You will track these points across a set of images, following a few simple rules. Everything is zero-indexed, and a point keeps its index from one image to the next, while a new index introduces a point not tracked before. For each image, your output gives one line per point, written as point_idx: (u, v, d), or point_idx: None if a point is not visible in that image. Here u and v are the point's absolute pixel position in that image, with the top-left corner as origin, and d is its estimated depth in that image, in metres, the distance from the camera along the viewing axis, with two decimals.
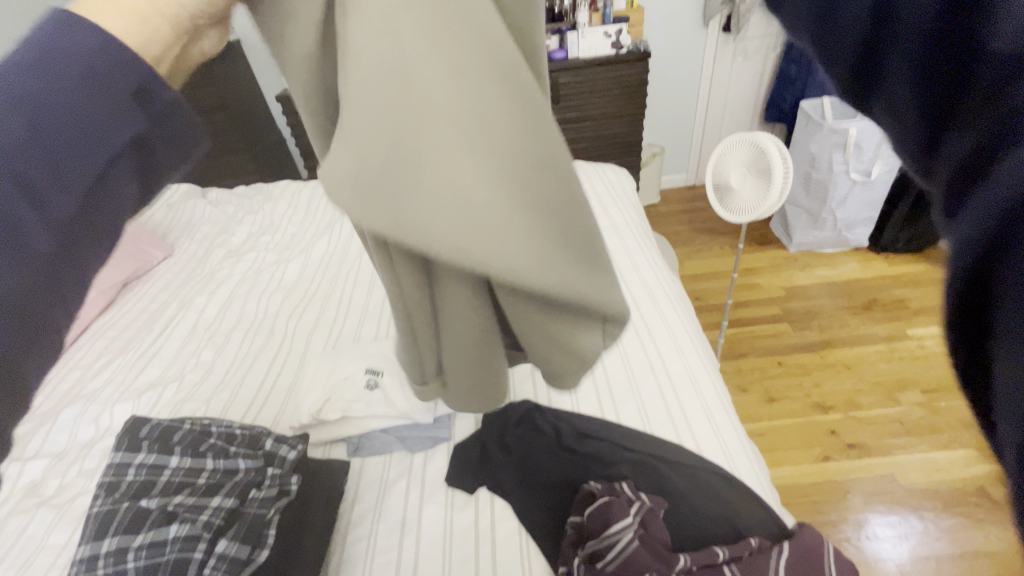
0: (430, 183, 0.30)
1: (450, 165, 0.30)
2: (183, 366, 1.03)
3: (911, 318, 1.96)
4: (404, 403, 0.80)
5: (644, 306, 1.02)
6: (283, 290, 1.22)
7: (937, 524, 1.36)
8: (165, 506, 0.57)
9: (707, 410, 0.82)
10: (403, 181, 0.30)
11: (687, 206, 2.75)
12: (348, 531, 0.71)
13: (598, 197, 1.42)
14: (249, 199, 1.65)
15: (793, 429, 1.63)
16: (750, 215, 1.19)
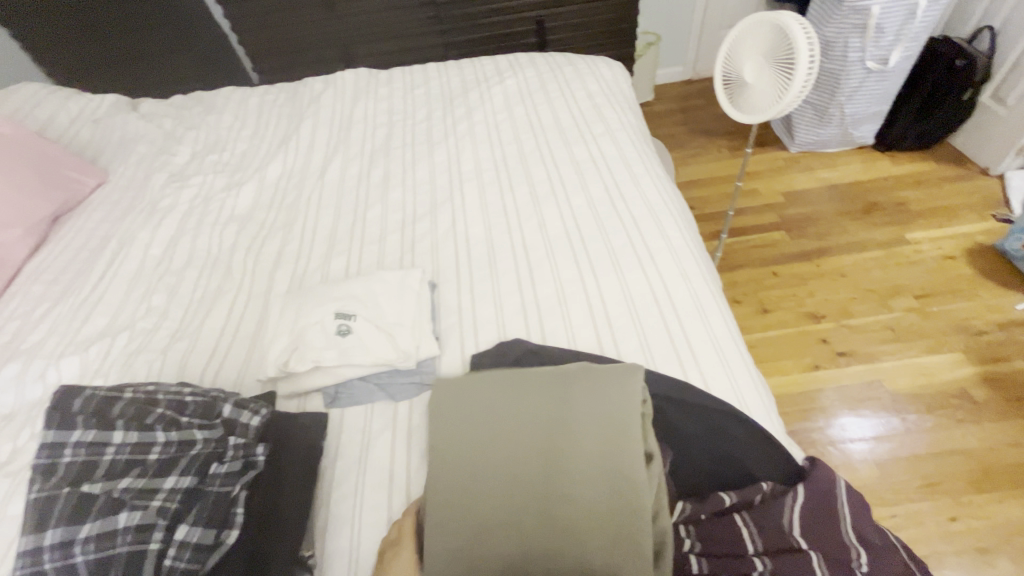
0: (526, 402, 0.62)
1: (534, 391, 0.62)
2: (134, 313, 0.92)
3: (911, 221, 1.89)
4: (382, 349, 0.73)
5: (646, 227, 0.92)
6: (238, 221, 1.07)
7: (919, 424, 1.40)
8: (112, 491, 0.50)
9: (715, 343, 0.76)
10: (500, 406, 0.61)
11: (683, 106, 2.53)
12: (331, 490, 0.66)
13: (591, 98, 1.24)
14: (188, 111, 1.43)
15: (784, 340, 1.62)
16: (765, 116, 1.05)
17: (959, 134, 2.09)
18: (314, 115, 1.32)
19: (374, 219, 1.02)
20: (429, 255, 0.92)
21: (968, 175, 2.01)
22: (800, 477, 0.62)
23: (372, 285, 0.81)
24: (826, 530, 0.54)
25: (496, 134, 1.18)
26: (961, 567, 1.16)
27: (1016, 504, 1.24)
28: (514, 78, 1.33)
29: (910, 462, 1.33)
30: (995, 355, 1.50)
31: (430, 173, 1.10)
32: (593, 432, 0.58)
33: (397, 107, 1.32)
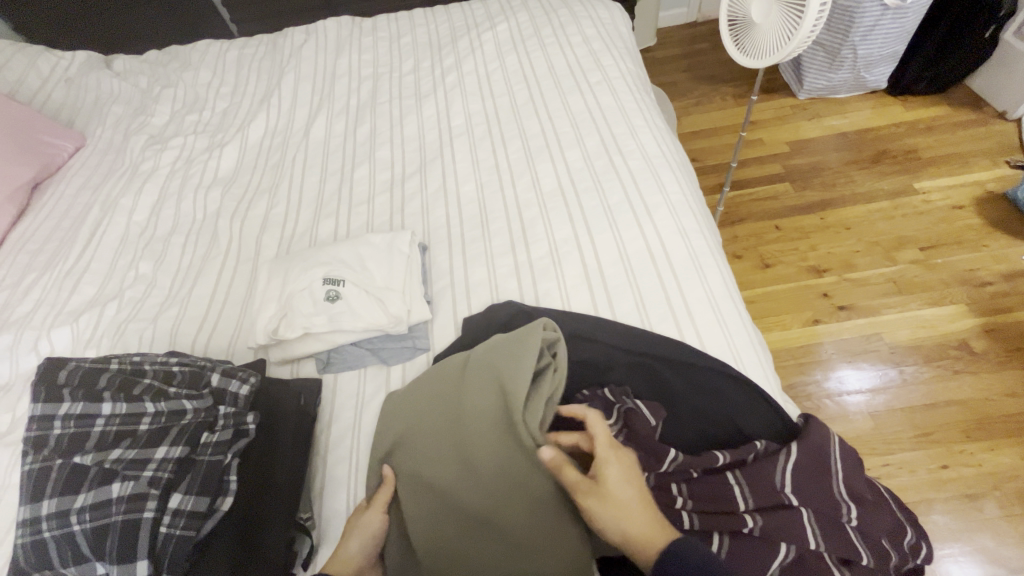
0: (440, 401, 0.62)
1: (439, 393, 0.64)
2: (122, 281, 0.90)
3: (920, 170, 1.83)
4: (372, 313, 0.72)
5: (643, 183, 0.88)
6: (221, 184, 1.04)
7: (916, 376, 1.40)
8: (104, 462, 0.50)
9: (713, 301, 0.74)
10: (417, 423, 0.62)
11: (686, 51, 2.41)
12: (327, 453, 0.66)
13: (587, 44, 1.17)
14: (164, 67, 1.36)
15: (784, 295, 1.60)
16: (772, 60, 0.98)
17: (977, 75, 1.99)
18: (296, 68, 1.25)
19: (362, 179, 0.98)
20: (419, 216, 0.89)
21: (984, 119, 1.93)
22: (791, 434, 0.62)
23: (359, 249, 0.78)
24: (820, 491, 0.54)
25: (487, 85, 1.11)
26: (949, 512, 1.20)
27: (1007, 452, 1.26)
28: (506, 23, 1.25)
29: (904, 413, 1.35)
30: (998, 306, 1.49)
31: (419, 129, 1.05)
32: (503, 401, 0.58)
33: (382, 58, 1.25)
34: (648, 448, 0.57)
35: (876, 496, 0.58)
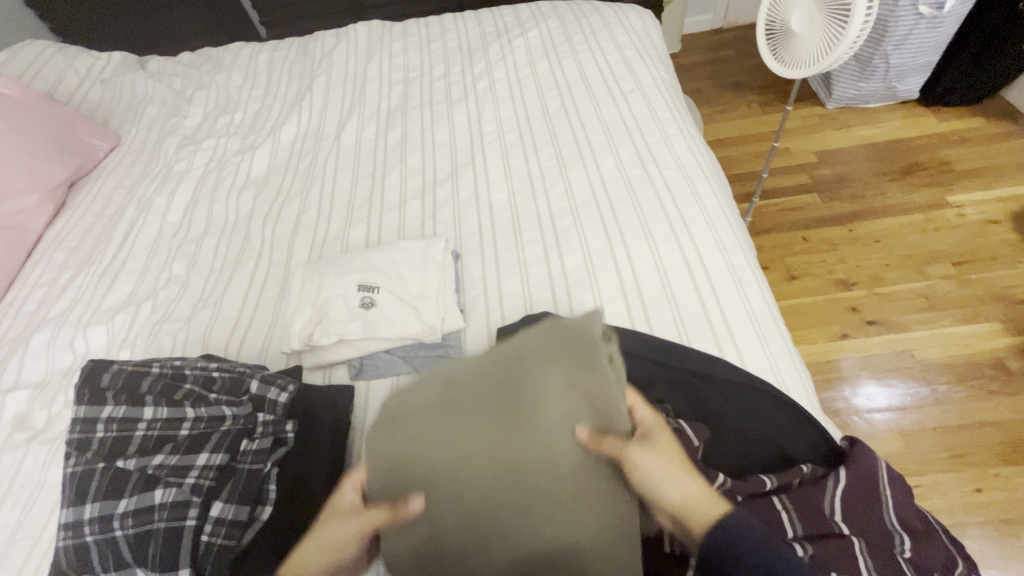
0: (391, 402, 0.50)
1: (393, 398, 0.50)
2: (155, 281, 0.91)
3: (954, 183, 1.79)
4: (405, 321, 0.71)
5: (679, 194, 0.87)
6: (253, 186, 1.05)
7: (948, 395, 1.36)
8: (145, 467, 0.50)
9: (753, 317, 0.72)
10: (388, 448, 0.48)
11: (712, 58, 2.39)
12: (360, 461, 0.66)
13: (620, 52, 1.16)
14: (197, 68, 1.38)
15: (811, 307, 1.57)
16: (811, 71, 0.96)
17: (1014, 87, 1.94)
18: (327, 72, 1.26)
19: (393, 184, 0.98)
20: (451, 223, 0.89)
21: (1021, 132, 1.88)
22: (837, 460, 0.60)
23: (393, 256, 0.78)
24: (869, 517, 0.53)
25: (518, 92, 1.11)
26: (983, 538, 1.16)
27: None
28: (536, 30, 1.25)
29: (936, 433, 1.31)
30: None
31: (449, 135, 1.05)
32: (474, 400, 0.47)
33: (413, 63, 1.25)
34: (694, 466, 0.56)
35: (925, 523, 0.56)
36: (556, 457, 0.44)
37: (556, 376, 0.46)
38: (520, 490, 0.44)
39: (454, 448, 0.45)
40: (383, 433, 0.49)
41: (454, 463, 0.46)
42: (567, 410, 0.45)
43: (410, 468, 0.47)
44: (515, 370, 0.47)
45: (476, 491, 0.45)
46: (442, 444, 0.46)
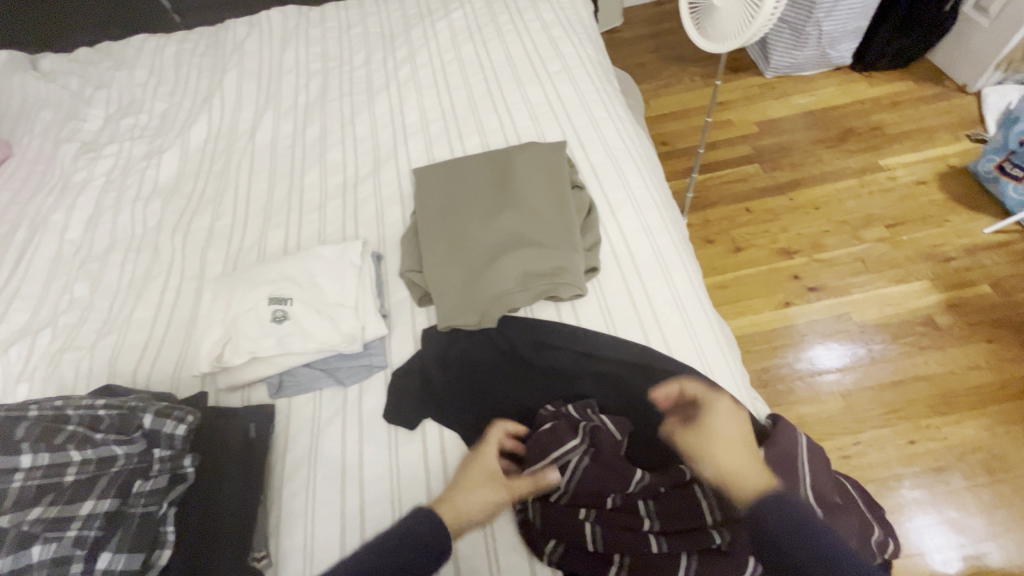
0: (424, 232, 0.77)
1: (424, 233, 0.77)
2: (56, 306, 0.84)
3: (885, 146, 1.84)
4: (322, 333, 0.68)
5: (606, 178, 0.85)
6: (162, 194, 0.97)
7: (884, 353, 1.42)
8: (20, 524, 0.45)
9: (678, 301, 0.72)
10: (447, 261, 0.73)
11: (653, 31, 2.37)
12: (282, 485, 0.63)
13: (546, 31, 1.12)
14: (95, 66, 1.26)
15: (756, 278, 1.60)
16: (733, 45, 0.95)
17: (938, 49, 2.00)
18: (239, 65, 1.18)
19: (313, 184, 0.93)
20: (374, 222, 0.85)
21: (946, 93, 1.94)
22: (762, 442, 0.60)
23: (308, 263, 0.74)
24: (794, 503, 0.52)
25: (443, 78, 1.06)
26: (917, 486, 1.23)
27: (971, 423, 1.29)
28: (461, 11, 1.19)
29: (873, 390, 1.37)
30: (962, 280, 1.51)
31: (372, 129, 1.00)
32: (487, 214, 0.76)
33: (331, 51, 1.18)
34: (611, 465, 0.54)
35: (844, 498, 0.58)
36: (552, 208, 0.76)
37: (522, 159, 0.83)
38: (532, 229, 0.74)
39: (493, 237, 0.74)
40: (431, 251, 0.75)
41: (491, 239, 0.74)
42: (544, 179, 0.80)
43: (467, 260, 0.73)
44: (500, 179, 0.81)
45: (503, 239, 0.74)
46: (484, 237, 0.74)
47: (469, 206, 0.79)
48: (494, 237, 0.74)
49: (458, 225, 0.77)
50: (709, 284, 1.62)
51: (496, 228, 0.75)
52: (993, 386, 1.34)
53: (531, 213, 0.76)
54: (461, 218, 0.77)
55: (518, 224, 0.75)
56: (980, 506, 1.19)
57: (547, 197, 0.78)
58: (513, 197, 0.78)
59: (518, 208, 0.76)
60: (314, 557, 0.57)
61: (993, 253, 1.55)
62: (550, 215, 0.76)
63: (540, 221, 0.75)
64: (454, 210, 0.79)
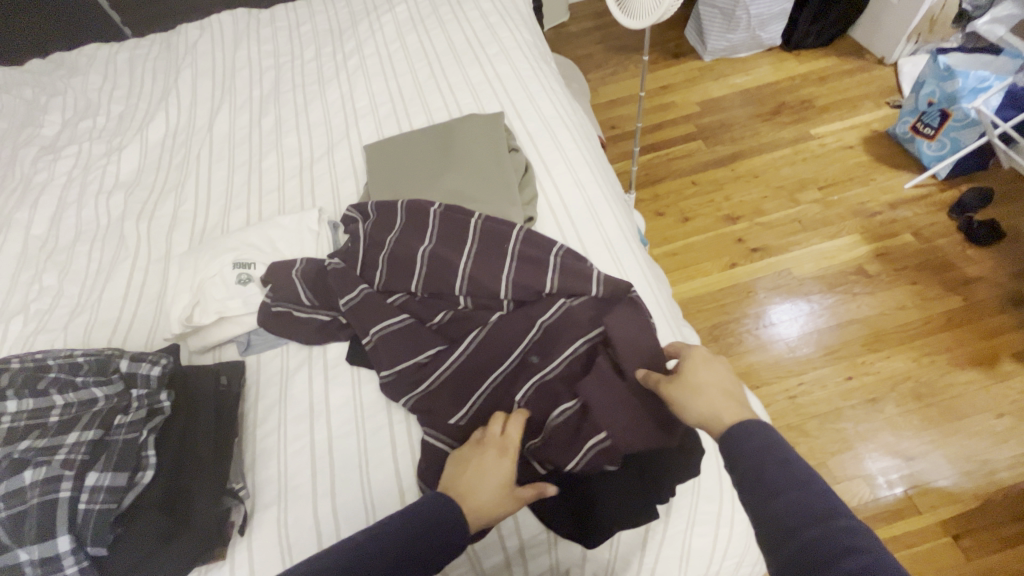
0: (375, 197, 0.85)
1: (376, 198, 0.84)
2: (25, 296, 0.87)
3: (815, 117, 1.98)
4: (280, 291, 0.73)
5: (542, 143, 0.93)
6: (124, 187, 1.02)
7: (822, 302, 1.54)
8: (11, 453, 0.51)
9: (608, 242, 0.80)
10: None
11: (598, 24, 2.49)
12: (256, 428, 0.68)
13: (484, 19, 1.20)
14: (48, 75, 1.29)
15: (704, 244, 1.71)
16: (650, 21, 1.05)
17: (857, 26, 2.16)
18: (192, 65, 1.23)
19: (271, 168, 0.98)
20: (330, 196, 0.91)
21: (866, 66, 2.10)
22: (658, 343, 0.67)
23: (269, 232, 0.81)
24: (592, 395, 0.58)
25: (389, 65, 1.13)
26: (857, 418, 1.34)
27: (901, 357, 1.42)
28: (404, 5, 1.27)
29: (815, 336, 1.48)
30: (888, 232, 1.65)
31: (325, 115, 1.06)
32: (431, 177, 0.84)
33: (283, 48, 1.24)
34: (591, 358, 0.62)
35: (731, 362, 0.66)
36: (490, 166, 0.85)
37: (461, 126, 0.91)
38: (473, 184, 0.82)
39: (438, 195, 0.82)
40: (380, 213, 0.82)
41: (436, 195, 0.82)
42: (484, 140, 0.88)
43: None
44: (443, 145, 0.89)
45: (447, 194, 0.81)
46: (430, 196, 0.82)
47: (416, 171, 0.86)
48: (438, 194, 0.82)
49: (405, 189, 0.84)
50: (661, 252, 1.72)
51: (439, 186, 0.83)
52: (919, 322, 1.47)
53: (471, 170, 0.84)
54: (408, 182, 0.85)
55: (460, 181, 0.83)
56: (912, 429, 1.31)
57: (486, 155, 0.86)
58: (453, 159, 0.86)
59: (459, 168, 0.84)
60: (287, 482, 0.63)
61: (914, 205, 1.70)
62: (489, 171, 0.84)
63: (480, 177, 0.83)
64: (401, 174, 0.87)
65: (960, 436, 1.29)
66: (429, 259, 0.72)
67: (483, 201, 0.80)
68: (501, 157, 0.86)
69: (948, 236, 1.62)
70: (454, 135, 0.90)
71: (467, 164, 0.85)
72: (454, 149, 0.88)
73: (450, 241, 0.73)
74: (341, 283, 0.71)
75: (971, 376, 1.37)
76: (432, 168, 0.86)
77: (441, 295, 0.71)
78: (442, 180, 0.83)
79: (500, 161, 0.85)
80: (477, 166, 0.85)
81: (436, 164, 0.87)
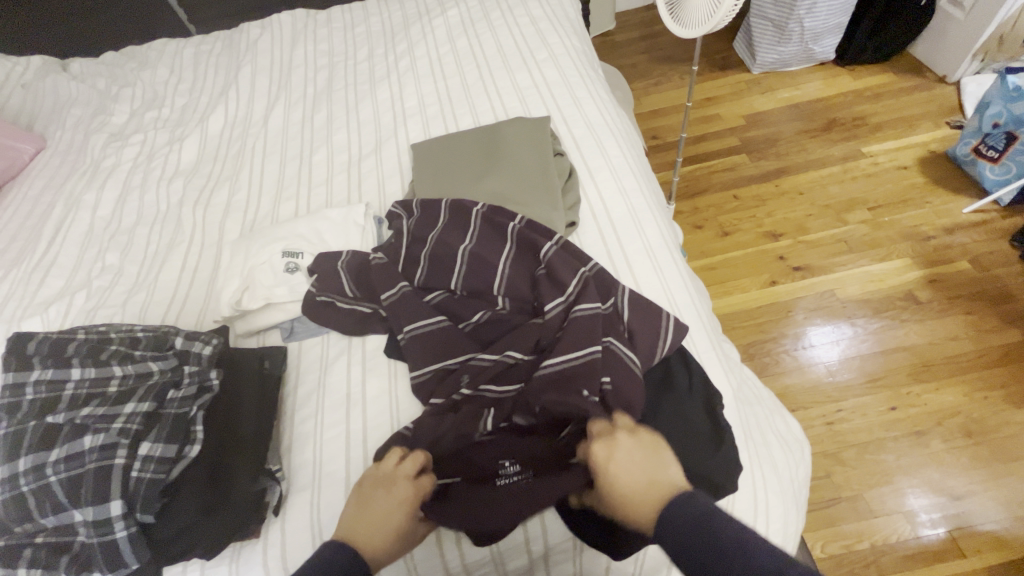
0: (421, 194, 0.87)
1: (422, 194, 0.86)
2: (89, 273, 0.92)
3: (868, 135, 1.91)
4: (325, 282, 0.76)
5: (586, 149, 0.93)
6: (183, 175, 1.07)
7: (867, 328, 1.48)
8: (74, 419, 0.54)
9: (650, 252, 0.79)
10: None
11: (644, 33, 2.47)
12: (294, 413, 0.70)
13: (534, 25, 1.22)
14: (120, 67, 1.37)
15: (743, 260, 1.67)
16: (703, 32, 1.04)
17: (918, 43, 2.08)
18: (251, 62, 1.28)
19: (321, 163, 1.02)
20: (375, 192, 0.93)
21: (926, 84, 2.02)
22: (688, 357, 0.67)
23: (317, 224, 0.83)
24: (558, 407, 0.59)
25: (439, 68, 1.16)
26: (900, 451, 1.27)
27: (951, 391, 1.35)
28: (456, 9, 1.29)
29: (858, 361, 1.42)
30: (941, 258, 1.57)
31: (374, 113, 1.09)
32: (476, 178, 0.86)
33: (337, 48, 1.28)
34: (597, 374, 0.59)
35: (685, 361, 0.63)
36: (535, 168, 0.85)
37: (507, 128, 0.92)
38: (516, 186, 0.83)
39: (481, 195, 0.83)
40: None
41: (480, 195, 0.83)
42: (530, 143, 0.89)
43: None
44: (489, 146, 0.90)
45: (490, 195, 0.82)
46: (473, 196, 0.83)
47: (461, 170, 0.88)
48: (483, 195, 0.83)
49: (451, 188, 0.85)
50: (698, 266, 1.69)
51: (483, 186, 0.84)
52: (971, 354, 1.39)
53: (517, 173, 0.85)
54: (453, 181, 0.86)
55: (505, 183, 0.84)
56: (959, 467, 1.24)
57: (531, 158, 0.87)
58: (498, 161, 0.87)
59: (504, 170, 0.85)
60: (322, 468, 0.65)
61: (971, 231, 1.61)
62: (535, 175, 0.84)
63: (525, 180, 0.84)
64: (446, 173, 0.88)
65: (1013, 478, 1.21)
66: (468, 258, 0.72)
67: (527, 204, 0.81)
68: (546, 160, 0.86)
69: (1008, 266, 1.53)
70: (499, 137, 0.91)
71: (512, 165, 0.86)
72: (500, 151, 0.89)
73: (492, 241, 0.74)
74: (382, 279, 0.73)
75: None
76: (478, 168, 0.87)
77: (479, 293, 0.72)
78: (487, 180, 0.84)
79: (545, 164, 0.85)
80: (522, 168, 0.85)
81: (482, 165, 0.88)
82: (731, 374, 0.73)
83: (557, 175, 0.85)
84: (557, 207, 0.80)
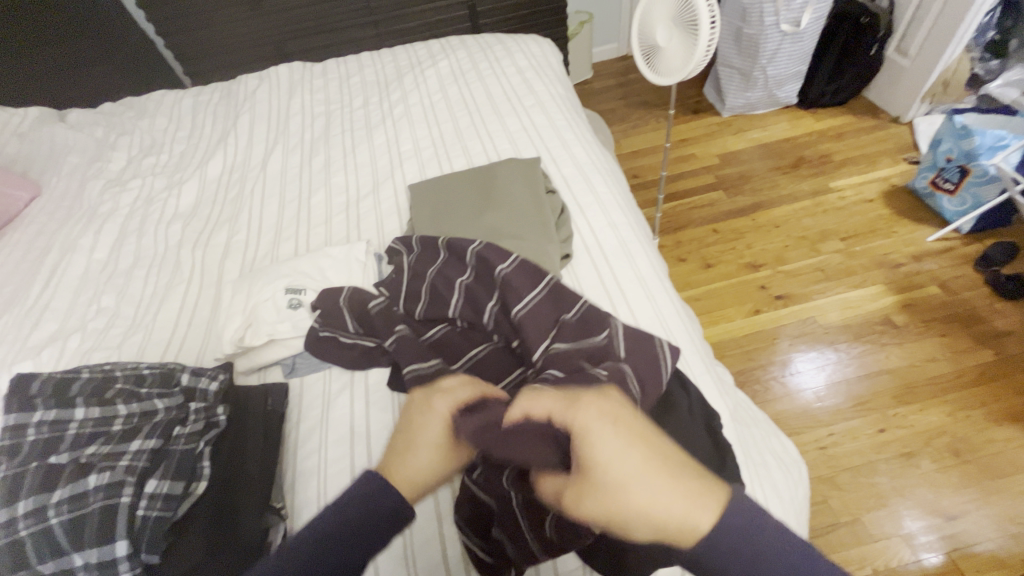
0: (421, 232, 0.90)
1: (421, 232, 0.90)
2: (84, 316, 0.92)
3: (835, 171, 2.03)
4: (330, 317, 0.77)
5: (576, 187, 0.98)
6: (182, 218, 1.09)
7: (849, 352, 1.52)
8: (79, 458, 0.54)
9: (642, 280, 0.83)
10: None
11: (620, 81, 2.63)
12: (296, 449, 0.70)
13: (521, 74, 1.30)
14: (119, 117, 1.41)
15: (727, 290, 1.72)
16: (679, 78, 1.12)
17: (872, 87, 2.25)
18: (251, 111, 1.33)
19: (320, 204, 1.05)
20: (375, 231, 0.96)
21: (882, 124, 2.17)
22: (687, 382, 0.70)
23: (320, 262, 0.85)
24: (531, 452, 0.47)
25: (432, 114, 1.22)
26: (892, 472, 1.29)
27: (935, 412, 1.39)
28: (446, 61, 1.38)
29: (844, 385, 1.46)
30: (912, 283, 1.65)
31: (371, 157, 1.14)
32: (474, 216, 0.89)
33: (334, 97, 1.34)
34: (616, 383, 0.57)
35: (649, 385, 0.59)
36: (529, 205, 0.89)
37: (501, 168, 0.97)
38: (512, 222, 0.87)
39: (478, 231, 0.86)
40: None
41: (477, 231, 0.86)
42: (523, 182, 0.94)
43: None
44: (484, 186, 0.95)
45: (487, 231, 0.86)
46: (471, 232, 0.86)
47: (458, 209, 0.92)
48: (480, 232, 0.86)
49: (450, 227, 0.87)
50: (684, 298, 1.74)
51: (480, 224, 0.87)
52: (950, 375, 1.45)
53: (512, 210, 0.89)
54: (452, 218, 0.90)
55: (501, 220, 0.87)
56: (950, 487, 1.26)
57: (525, 196, 0.91)
58: (494, 199, 0.91)
59: (499, 207, 0.89)
60: (327, 503, 0.64)
61: (938, 258, 1.70)
62: (529, 211, 0.88)
63: (519, 217, 0.87)
64: (444, 211, 0.92)
65: (1003, 496, 1.23)
66: (467, 291, 0.74)
67: (523, 239, 0.84)
68: (539, 198, 0.91)
69: (974, 289, 1.61)
70: (493, 177, 0.96)
71: (508, 203, 0.90)
72: (494, 190, 0.93)
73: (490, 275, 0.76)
74: (384, 314, 0.75)
75: (1009, 434, 1.33)
76: (475, 207, 0.91)
77: (478, 326, 0.73)
78: (484, 217, 0.88)
79: (538, 202, 0.90)
80: (517, 205, 0.89)
81: (478, 204, 0.92)
82: (727, 396, 0.75)
83: (550, 213, 0.89)
84: (552, 241, 0.84)
